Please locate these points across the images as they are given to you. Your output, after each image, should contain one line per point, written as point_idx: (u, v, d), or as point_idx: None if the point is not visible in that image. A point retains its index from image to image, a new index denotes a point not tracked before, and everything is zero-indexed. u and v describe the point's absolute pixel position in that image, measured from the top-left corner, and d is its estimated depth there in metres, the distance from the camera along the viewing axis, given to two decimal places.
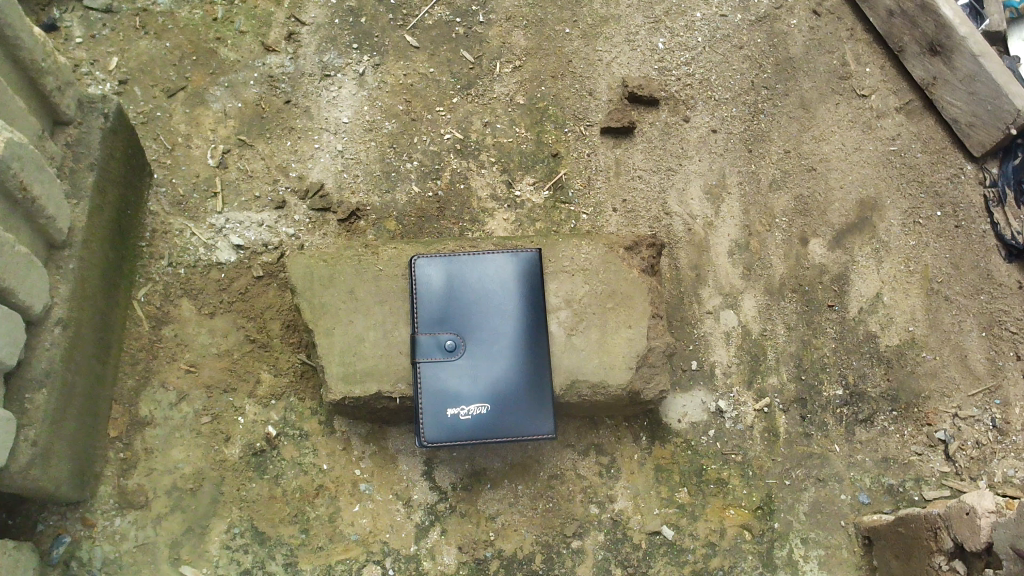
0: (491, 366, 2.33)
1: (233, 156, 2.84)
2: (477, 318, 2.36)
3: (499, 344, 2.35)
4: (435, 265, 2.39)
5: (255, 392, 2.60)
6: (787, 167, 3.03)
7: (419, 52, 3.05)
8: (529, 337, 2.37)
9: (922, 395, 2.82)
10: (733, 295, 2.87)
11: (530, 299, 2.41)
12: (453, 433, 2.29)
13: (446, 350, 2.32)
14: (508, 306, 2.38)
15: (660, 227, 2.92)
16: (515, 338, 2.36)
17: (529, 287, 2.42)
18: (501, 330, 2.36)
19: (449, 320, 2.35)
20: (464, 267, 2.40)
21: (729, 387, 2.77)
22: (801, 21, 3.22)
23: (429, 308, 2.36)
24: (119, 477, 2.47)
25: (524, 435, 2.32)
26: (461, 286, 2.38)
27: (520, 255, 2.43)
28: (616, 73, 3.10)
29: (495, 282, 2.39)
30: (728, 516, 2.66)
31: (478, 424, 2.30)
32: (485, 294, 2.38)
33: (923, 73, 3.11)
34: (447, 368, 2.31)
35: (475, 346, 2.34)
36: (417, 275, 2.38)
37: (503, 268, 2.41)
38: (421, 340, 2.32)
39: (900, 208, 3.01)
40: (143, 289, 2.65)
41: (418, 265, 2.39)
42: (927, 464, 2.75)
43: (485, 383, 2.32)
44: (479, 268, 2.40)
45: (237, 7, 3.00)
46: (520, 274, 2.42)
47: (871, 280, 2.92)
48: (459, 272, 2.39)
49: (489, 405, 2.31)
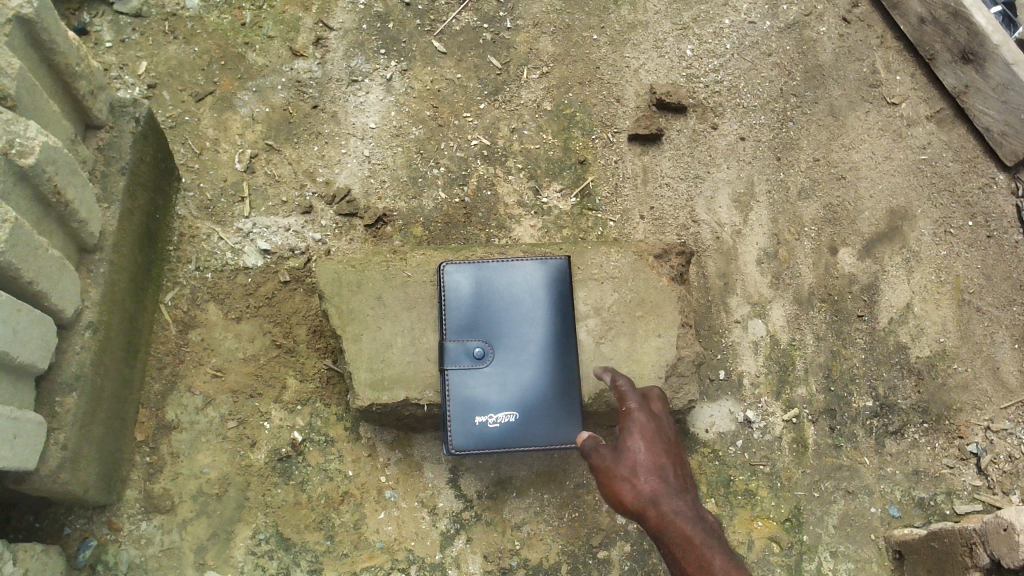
0: (519, 374, 2.31)
1: (261, 161, 2.85)
2: (505, 325, 2.33)
3: (529, 353, 2.33)
4: (464, 270, 2.36)
5: (281, 397, 2.60)
6: (816, 175, 3.01)
7: (447, 57, 3.05)
8: (558, 346, 2.35)
9: (954, 407, 2.79)
10: (761, 305, 2.84)
11: (559, 307, 2.38)
12: (481, 442, 2.27)
13: (475, 358, 2.30)
14: (537, 312, 2.36)
15: (688, 235, 2.89)
16: (545, 346, 2.34)
17: (559, 293, 2.39)
18: (531, 337, 2.34)
19: (477, 327, 2.32)
20: (494, 274, 2.37)
21: (757, 397, 2.75)
22: (831, 28, 3.20)
23: (457, 315, 2.34)
24: (145, 482, 2.47)
25: (551, 445, 2.30)
26: (489, 293, 2.35)
27: (549, 262, 2.41)
28: (644, 80, 3.09)
29: (524, 288, 2.37)
30: (756, 527, 2.62)
31: (506, 433, 2.28)
32: (515, 300, 2.36)
33: (955, 80, 3.08)
34: (476, 376, 2.29)
35: (505, 353, 2.31)
36: (446, 282, 2.36)
37: (532, 275, 2.38)
38: (449, 347, 2.29)
39: (930, 218, 2.98)
40: (170, 293, 2.64)
41: (446, 271, 2.36)
42: (959, 477, 2.72)
43: (514, 391, 2.30)
44: (509, 275, 2.37)
45: (265, 12, 3.01)
46: (549, 280, 2.39)
47: (901, 290, 2.89)
48: (487, 279, 2.36)
49: (517, 413, 2.29)
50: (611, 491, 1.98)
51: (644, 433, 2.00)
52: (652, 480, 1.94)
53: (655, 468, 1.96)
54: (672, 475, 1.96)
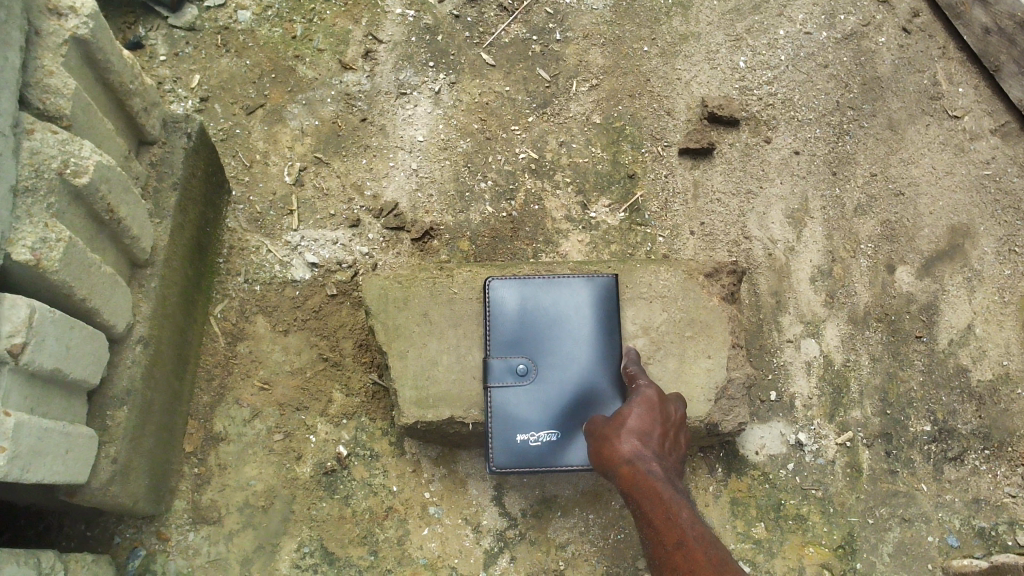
0: (562, 393, 2.24)
1: (310, 174, 2.86)
2: (550, 342, 2.28)
3: (573, 370, 2.26)
4: (509, 284, 2.32)
5: (327, 411, 2.61)
6: (873, 191, 2.92)
7: (495, 70, 3.03)
8: (603, 366, 2.28)
9: (1017, 433, 2.70)
10: (815, 324, 2.76)
11: (605, 327, 2.32)
12: (522, 461, 2.20)
13: (518, 374, 2.23)
14: (582, 329, 2.30)
15: (740, 252, 2.83)
16: (590, 364, 2.27)
17: (605, 311, 2.34)
18: (576, 354, 2.27)
19: (521, 343, 2.28)
20: (539, 289, 2.33)
21: (809, 419, 2.67)
22: (890, 39, 3.11)
23: (500, 330, 2.29)
24: (193, 492, 2.49)
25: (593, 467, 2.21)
26: (534, 309, 2.31)
27: (596, 281, 2.36)
28: (696, 92, 3.03)
29: (570, 304, 2.32)
30: (808, 554, 2.55)
31: (549, 453, 2.21)
32: (560, 316, 2.31)
33: (1021, 93, 2.99)
34: (519, 394, 2.23)
35: (549, 370, 2.25)
36: (491, 297, 2.32)
37: (578, 294, 2.34)
38: (493, 363, 2.24)
39: (994, 236, 2.89)
40: (220, 305, 2.66)
41: (492, 286, 2.33)
42: (1022, 507, 2.63)
43: (556, 410, 2.23)
44: (554, 291, 2.32)
45: (315, 25, 3.02)
46: (595, 297, 2.34)
47: (962, 310, 2.80)
48: (532, 294, 2.32)
49: (559, 433, 2.21)
50: (598, 448, 2.02)
51: (638, 403, 2.05)
52: (634, 440, 1.96)
53: (640, 432, 1.98)
54: (656, 442, 1.98)
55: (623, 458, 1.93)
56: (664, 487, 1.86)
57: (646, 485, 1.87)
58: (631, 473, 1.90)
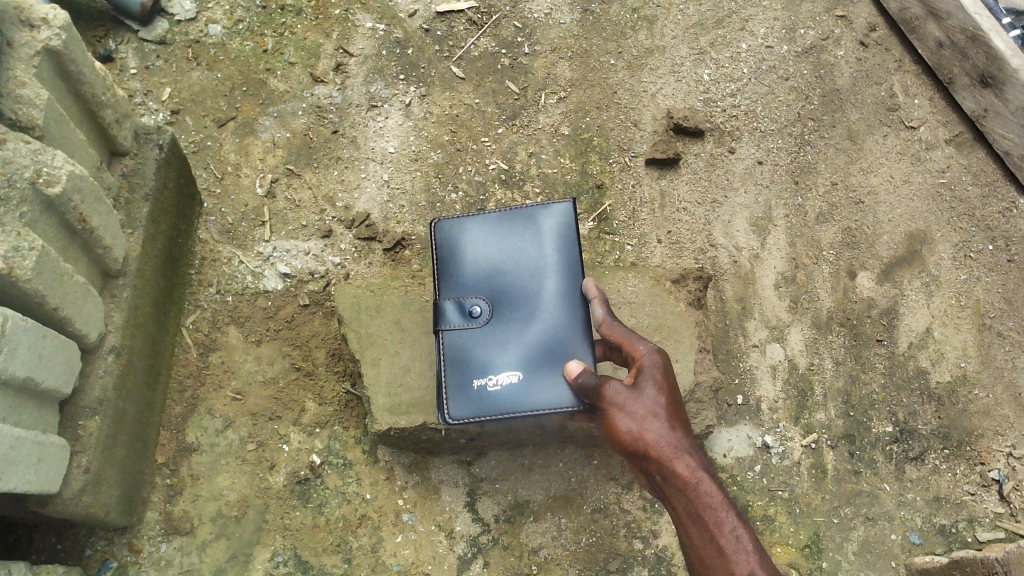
0: (522, 331, 2.13)
1: (281, 185, 2.88)
2: (506, 281, 2.19)
3: (531, 305, 2.16)
4: (459, 220, 2.27)
5: (300, 420, 2.62)
6: (834, 200, 3.01)
7: (465, 83, 3.08)
8: (566, 297, 2.17)
9: (976, 433, 2.78)
10: (780, 329, 2.83)
11: (566, 255, 2.22)
12: (478, 409, 2.08)
13: (469, 315, 2.15)
14: (541, 264, 2.20)
15: (706, 259, 2.89)
16: (550, 300, 2.16)
17: (567, 244, 2.23)
18: (536, 291, 2.18)
19: (474, 284, 2.19)
20: (491, 224, 2.26)
21: (776, 422, 2.73)
22: (848, 53, 3.21)
23: (450, 272, 2.22)
24: (165, 503, 2.47)
25: (555, 407, 2.05)
26: (488, 246, 2.23)
27: (554, 208, 2.27)
28: (661, 104, 3.10)
29: (526, 237, 2.23)
30: (776, 553, 2.57)
31: (509, 395, 2.08)
32: (515, 250, 2.22)
33: (974, 104, 3.11)
34: (475, 335, 2.14)
35: (504, 311, 2.16)
36: (438, 237, 2.26)
37: (534, 223, 2.25)
38: (444, 306, 2.16)
39: (950, 242, 2.98)
40: (192, 316, 2.67)
41: (439, 227, 2.27)
42: (981, 504, 2.70)
43: (515, 349, 2.12)
44: (511, 227, 2.25)
45: (286, 39, 3.06)
46: (556, 225, 2.25)
47: (921, 314, 2.89)
48: (485, 229, 2.25)
49: (519, 372, 2.09)
50: (631, 428, 1.96)
51: (664, 381, 2.01)
52: (674, 431, 1.97)
53: (674, 420, 1.98)
54: (685, 429, 2.00)
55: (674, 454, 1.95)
56: (712, 489, 1.93)
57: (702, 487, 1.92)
58: (683, 472, 1.94)
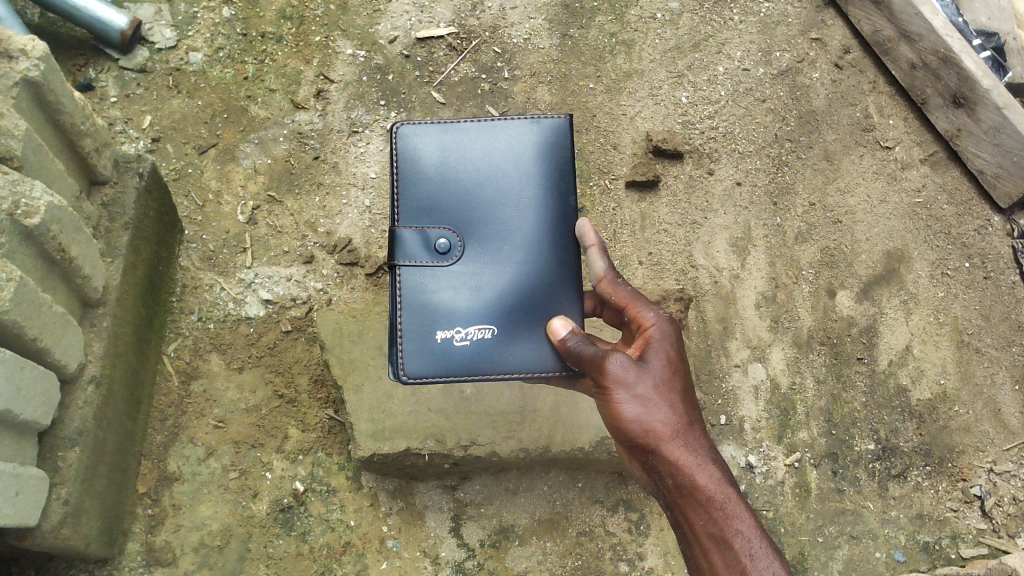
0: (491, 277, 2.05)
1: (262, 212, 2.88)
2: (476, 213, 2.08)
3: (503, 247, 2.07)
4: (425, 133, 2.11)
5: (283, 447, 2.60)
6: (811, 220, 3.04)
7: (445, 108, 3.10)
8: (540, 240, 2.09)
9: (956, 449, 2.82)
10: (761, 348, 2.84)
11: (543, 188, 2.11)
12: (439, 361, 2.00)
13: (435, 251, 2.03)
14: (516, 195, 2.10)
15: (687, 280, 2.91)
16: (526, 239, 2.08)
17: (545, 172, 2.12)
18: (508, 231, 2.08)
19: (441, 212, 2.06)
20: (463, 143, 2.12)
21: (758, 442, 2.74)
22: (824, 74, 3.25)
23: (414, 195, 2.07)
24: (147, 534, 2.44)
25: (522, 370, 2.02)
26: (457, 168, 2.10)
27: (534, 131, 2.14)
28: (640, 127, 3.13)
29: (501, 160, 2.11)
30: None
31: (473, 349, 2.01)
32: (486, 176, 2.10)
33: (947, 124, 3.16)
34: (440, 277, 2.04)
35: (475, 248, 2.06)
36: (403, 149, 2.10)
37: (511, 147, 2.13)
38: (406, 237, 2.02)
39: (927, 260, 3.02)
40: (173, 344, 2.65)
41: (404, 136, 2.11)
42: (964, 521, 2.75)
43: (483, 297, 2.03)
44: (484, 147, 2.12)
45: (267, 65, 3.06)
46: (534, 152, 2.13)
47: (900, 332, 2.91)
48: (455, 147, 2.12)
49: (485, 323, 2.02)
50: (649, 423, 1.88)
51: (681, 375, 1.95)
52: (692, 431, 1.90)
53: (691, 420, 1.91)
54: (700, 429, 1.93)
55: (695, 465, 1.87)
56: (732, 498, 1.87)
57: (728, 507, 1.85)
58: (706, 486, 1.86)
